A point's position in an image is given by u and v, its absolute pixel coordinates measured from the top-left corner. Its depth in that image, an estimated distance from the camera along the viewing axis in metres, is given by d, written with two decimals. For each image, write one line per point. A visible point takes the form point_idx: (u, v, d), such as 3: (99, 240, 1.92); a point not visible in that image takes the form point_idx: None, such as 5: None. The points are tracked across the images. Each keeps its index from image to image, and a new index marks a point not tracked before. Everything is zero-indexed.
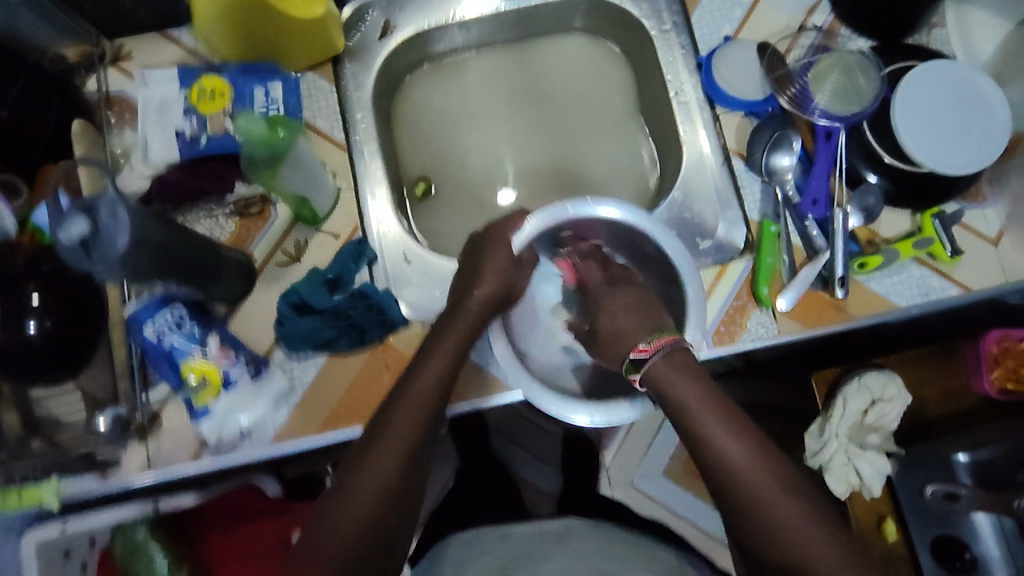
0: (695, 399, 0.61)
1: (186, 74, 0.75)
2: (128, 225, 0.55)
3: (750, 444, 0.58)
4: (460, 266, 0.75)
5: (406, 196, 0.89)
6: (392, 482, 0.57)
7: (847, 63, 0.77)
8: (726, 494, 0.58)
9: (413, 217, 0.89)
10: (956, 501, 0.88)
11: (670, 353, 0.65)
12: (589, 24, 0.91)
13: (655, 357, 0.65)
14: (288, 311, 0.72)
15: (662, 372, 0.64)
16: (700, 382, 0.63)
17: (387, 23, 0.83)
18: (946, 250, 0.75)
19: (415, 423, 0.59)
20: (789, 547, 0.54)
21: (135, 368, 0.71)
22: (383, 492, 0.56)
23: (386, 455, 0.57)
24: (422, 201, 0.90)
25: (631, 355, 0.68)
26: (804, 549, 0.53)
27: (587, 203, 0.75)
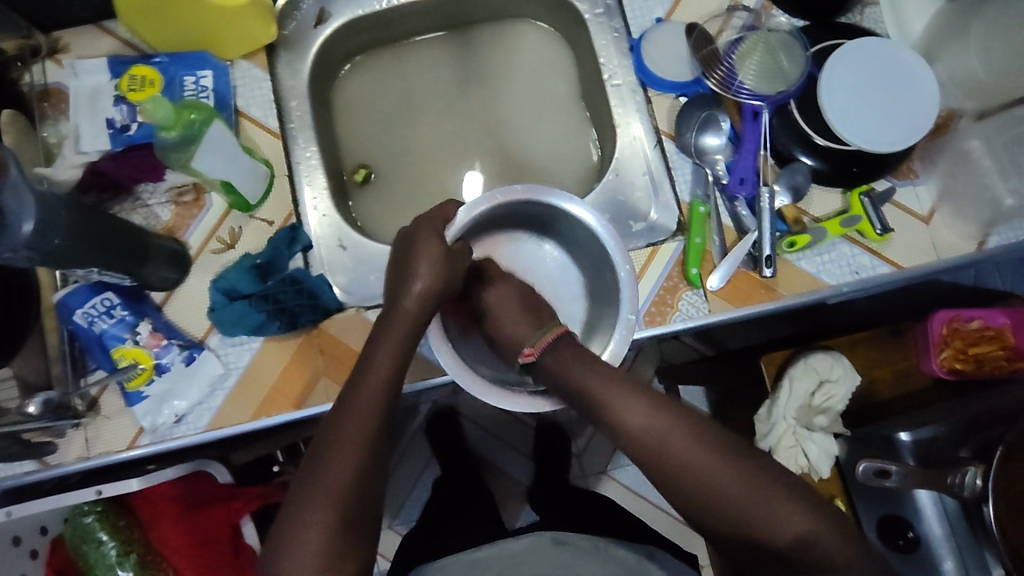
0: (606, 388, 0.62)
1: (117, 64, 0.77)
2: (33, 209, 0.55)
3: (650, 407, 0.61)
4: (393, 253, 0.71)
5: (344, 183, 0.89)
6: (348, 475, 0.58)
7: (771, 43, 0.79)
8: (665, 477, 0.59)
9: (354, 204, 0.90)
10: (887, 479, 0.81)
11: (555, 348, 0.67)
12: (528, 9, 0.91)
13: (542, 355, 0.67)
14: (219, 298, 0.74)
15: (551, 363, 0.66)
16: (588, 361, 0.65)
17: (322, 11, 0.84)
18: (874, 227, 0.75)
19: (362, 415, 0.61)
20: (738, 518, 0.57)
21: (68, 354, 0.73)
22: (339, 484, 0.58)
23: (348, 449, 0.59)
24: (363, 187, 0.91)
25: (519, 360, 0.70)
26: (749, 522, 0.56)
27: (520, 189, 0.71)
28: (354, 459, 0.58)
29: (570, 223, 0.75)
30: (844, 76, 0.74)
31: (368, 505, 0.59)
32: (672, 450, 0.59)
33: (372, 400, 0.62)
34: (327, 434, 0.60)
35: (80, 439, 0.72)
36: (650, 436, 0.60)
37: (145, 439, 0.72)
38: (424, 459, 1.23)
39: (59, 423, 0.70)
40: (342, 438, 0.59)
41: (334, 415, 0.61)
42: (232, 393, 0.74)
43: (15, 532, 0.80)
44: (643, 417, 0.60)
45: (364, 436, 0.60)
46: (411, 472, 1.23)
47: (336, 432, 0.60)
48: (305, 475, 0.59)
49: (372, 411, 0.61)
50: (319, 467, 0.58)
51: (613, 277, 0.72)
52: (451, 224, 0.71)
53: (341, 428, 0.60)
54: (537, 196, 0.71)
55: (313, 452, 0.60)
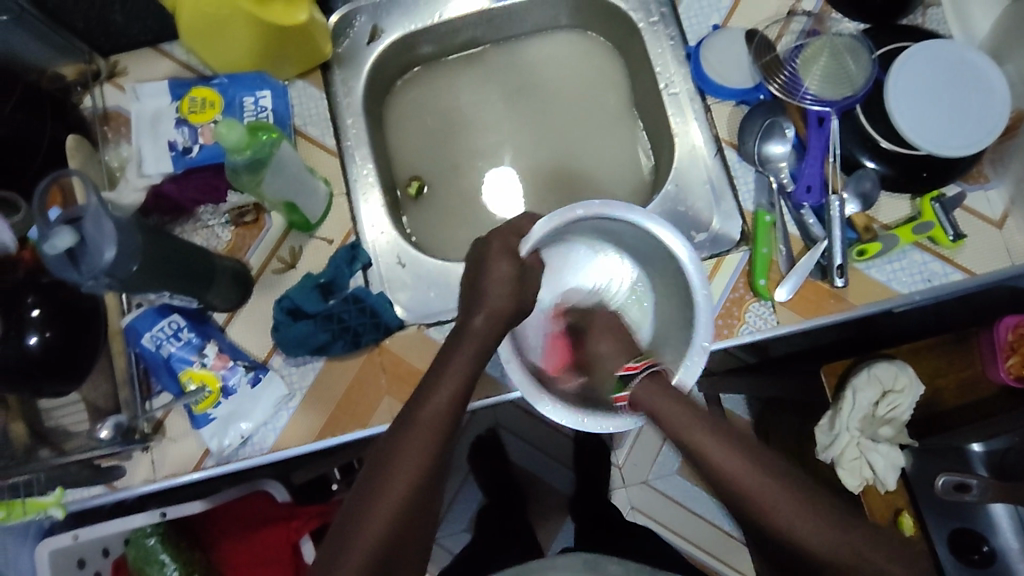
0: (676, 414, 0.64)
1: (177, 87, 0.77)
2: (113, 236, 0.56)
3: (733, 447, 0.61)
4: (468, 271, 0.71)
5: (399, 197, 0.90)
6: (416, 486, 0.56)
7: (836, 47, 0.77)
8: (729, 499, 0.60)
9: (409, 218, 0.90)
10: (967, 492, 0.82)
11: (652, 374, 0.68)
12: (577, 19, 0.90)
13: (637, 384, 0.68)
14: (282, 317, 0.73)
15: (646, 395, 0.66)
16: (682, 400, 0.65)
17: (375, 27, 0.84)
18: (947, 234, 0.73)
19: (437, 431, 0.59)
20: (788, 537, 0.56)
21: (134, 378, 0.73)
22: (407, 495, 0.56)
23: (402, 475, 0.56)
24: (417, 200, 0.91)
25: (620, 373, 0.73)
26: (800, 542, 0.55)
27: (602, 205, 0.69)
28: (403, 489, 0.56)
29: (641, 236, 0.74)
30: (912, 79, 0.73)
31: (422, 523, 0.57)
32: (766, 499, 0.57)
33: (434, 422, 0.59)
34: (383, 458, 0.58)
35: (146, 462, 0.72)
36: (741, 477, 0.59)
37: (210, 461, 0.72)
38: (463, 474, 1.22)
39: (129, 448, 0.70)
40: (397, 464, 0.57)
41: (395, 436, 0.59)
42: (295, 414, 0.73)
43: (80, 554, 0.81)
44: (734, 461, 0.60)
45: (419, 464, 0.57)
46: (451, 486, 1.21)
47: (391, 456, 0.58)
48: (356, 502, 0.57)
49: (431, 437, 0.59)
50: (376, 493, 0.56)
51: (689, 298, 0.70)
52: (525, 240, 0.69)
53: (397, 453, 0.58)
54: (615, 212, 0.69)
55: (368, 474, 0.58)
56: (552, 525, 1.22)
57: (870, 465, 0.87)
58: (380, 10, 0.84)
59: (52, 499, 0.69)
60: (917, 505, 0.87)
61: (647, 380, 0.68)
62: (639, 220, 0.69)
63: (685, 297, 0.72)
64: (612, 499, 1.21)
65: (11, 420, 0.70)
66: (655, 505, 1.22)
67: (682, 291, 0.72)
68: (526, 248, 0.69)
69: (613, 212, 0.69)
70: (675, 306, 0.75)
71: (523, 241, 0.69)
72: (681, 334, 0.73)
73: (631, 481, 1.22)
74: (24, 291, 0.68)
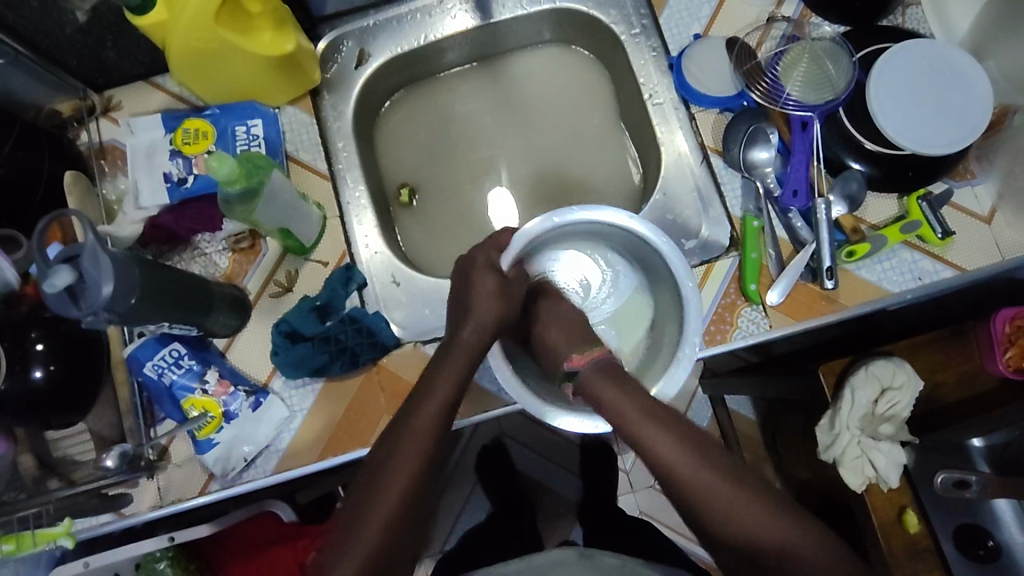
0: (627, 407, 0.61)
1: (170, 119, 0.79)
2: (110, 272, 0.57)
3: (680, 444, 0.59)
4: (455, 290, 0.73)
5: (391, 205, 0.91)
6: (395, 514, 0.56)
7: (815, 53, 0.78)
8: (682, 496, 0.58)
9: (401, 226, 0.92)
10: (967, 489, 0.83)
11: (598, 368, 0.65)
12: (560, 34, 0.91)
13: (585, 370, 0.66)
14: (280, 340, 0.74)
15: (593, 382, 0.64)
16: (627, 390, 0.63)
17: (362, 51, 0.85)
18: (936, 232, 0.73)
19: (416, 459, 0.59)
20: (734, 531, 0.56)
21: (139, 407, 0.74)
22: (386, 525, 0.56)
23: (383, 501, 0.57)
24: (409, 208, 0.92)
25: (565, 366, 0.69)
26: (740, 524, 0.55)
27: (577, 210, 0.70)
28: (404, 484, 0.57)
29: (629, 235, 0.75)
30: (894, 81, 0.73)
31: (407, 546, 0.57)
32: (706, 491, 0.57)
33: (431, 425, 0.61)
34: (370, 479, 0.58)
35: (153, 488, 0.73)
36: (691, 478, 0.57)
37: (215, 485, 0.73)
38: (470, 484, 1.22)
39: (135, 476, 0.71)
40: (382, 490, 0.57)
41: (399, 431, 0.61)
42: (298, 435, 0.75)
43: None
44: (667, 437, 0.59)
45: (415, 466, 0.58)
46: (458, 497, 1.22)
47: (386, 462, 0.59)
48: (354, 503, 0.58)
49: (424, 445, 0.59)
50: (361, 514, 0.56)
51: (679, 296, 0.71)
52: (506, 253, 0.73)
53: (398, 449, 0.59)
54: (589, 213, 0.71)
55: (368, 469, 0.59)
56: (560, 532, 1.22)
57: (873, 464, 0.86)
58: (365, 34, 0.85)
59: (62, 529, 0.69)
60: (921, 504, 0.86)
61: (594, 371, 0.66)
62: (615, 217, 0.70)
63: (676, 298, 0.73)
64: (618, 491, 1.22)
65: (19, 452, 0.71)
66: (661, 508, 1.21)
67: (672, 286, 0.73)
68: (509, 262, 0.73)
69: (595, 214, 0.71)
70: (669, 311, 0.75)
71: (505, 254, 0.73)
72: (675, 325, 0.73)
73: (639, 485, 1.22)
74: (28, 327, 0.69)
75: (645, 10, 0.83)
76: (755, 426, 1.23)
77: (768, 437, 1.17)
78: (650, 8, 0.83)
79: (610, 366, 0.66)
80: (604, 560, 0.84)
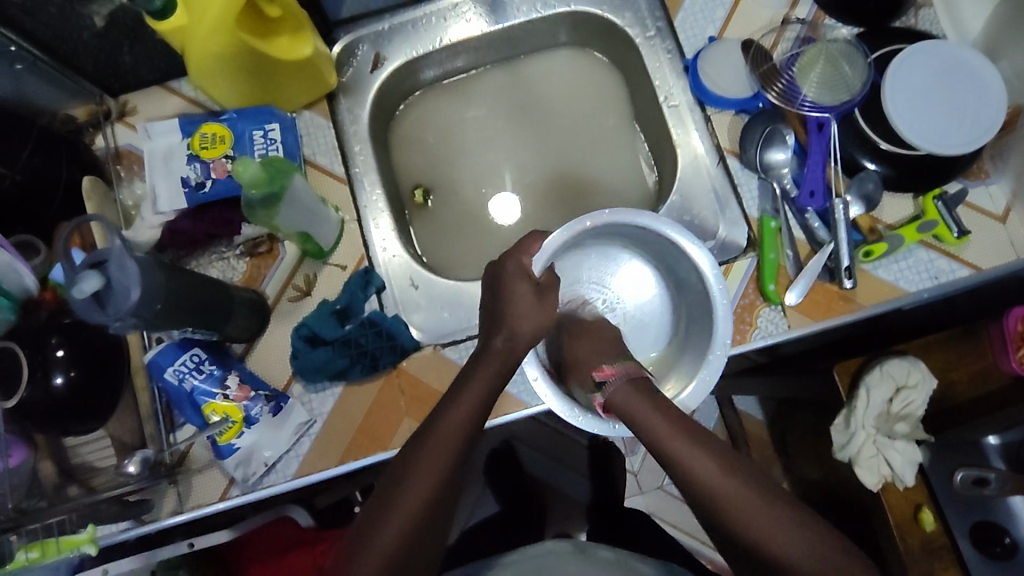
0: (658, 421, 0.61)
1: (188, 124, 0.78)
2: (138, 277, 0.57)
3: (712, 456, 0.59)
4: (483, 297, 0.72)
5: (405, 206, 0.92)
6: (417, 516, 0.56)
7: (831, 53, 0.79)
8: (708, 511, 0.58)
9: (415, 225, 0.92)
10: (986, 487, 0.86)
11: (631, 380, 0.65)
12: (574, 37, 0.92)
13: (612, 386, 0.65)
14: (300, 344, 0.74)
15: (622, 398, 0.64)
16: (657, 402, 0.63)
17: (377, 55, 0.85)
18: (951, 231, 0.74)
19: (440, 463, 0.58)
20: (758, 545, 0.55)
21: (159, 412, 0.75)
22: (406, 529, 0.56)
23: (403, 506, 0.56)
24: (423, 209, 0.92)
25: (596, 376, 0.68)
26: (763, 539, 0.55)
27: (608, 212, 0.71)
28: (428, 487, 0.57)
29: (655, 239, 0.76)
30: (909, 81, 0.74)
31: (424, 552, 0.57)
32: (731, 500, 0.57)
33: (459, 428, 0.60)
34: (393, 483, 0.58)
35: (173, 494, 0.73)
36: (717, 489, 0.57)
37: (235, 490, 0.73)
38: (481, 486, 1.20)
39: (156, 482, 0.72)
40: (404, 496, 0.57)
41: (426, 434, 0.60)
42: (317, 439, 0.74)
43: None
44: (708, 463, 0.58)
45: (442, 468, 0.58)
46: (470, 500, 1.19)
47: (409, 467, 0.59)
48: (373, 508, 0.58)
49: (451, 446, 0.59)
50: (382, 519, 0.56)
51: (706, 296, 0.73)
52: (537, 258, 0.71)
53: (424, 452, 0.59)
54: (622, 218, 0.72)
55: (393, 471, 0.59)
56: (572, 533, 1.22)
57: (888, 462, 0.86)
58: (381, 38, 0.85)
59: (86, 536, 0.68)
60: (937, 501, 0.87)
61: (626, 384, 0.65)
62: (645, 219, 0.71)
63: (703, 301, 0.74)
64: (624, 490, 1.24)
65: (40, 458, 0.70)
66: (669, 509, 1.25)
67: (700, 289, 0.74)
68: (541, 267, 0.71)
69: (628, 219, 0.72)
70: (694, 314, 0.77)
71: (535, 262, 0.70)
72: (702, 328, 0.74)
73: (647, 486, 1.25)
74: (48, 333, 0.69)
75: (659, 12, 0.84)
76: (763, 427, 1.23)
77: (777, 438, 1.18)
78: (665, 11, 0.84)
79: (641, 380, 0.65)
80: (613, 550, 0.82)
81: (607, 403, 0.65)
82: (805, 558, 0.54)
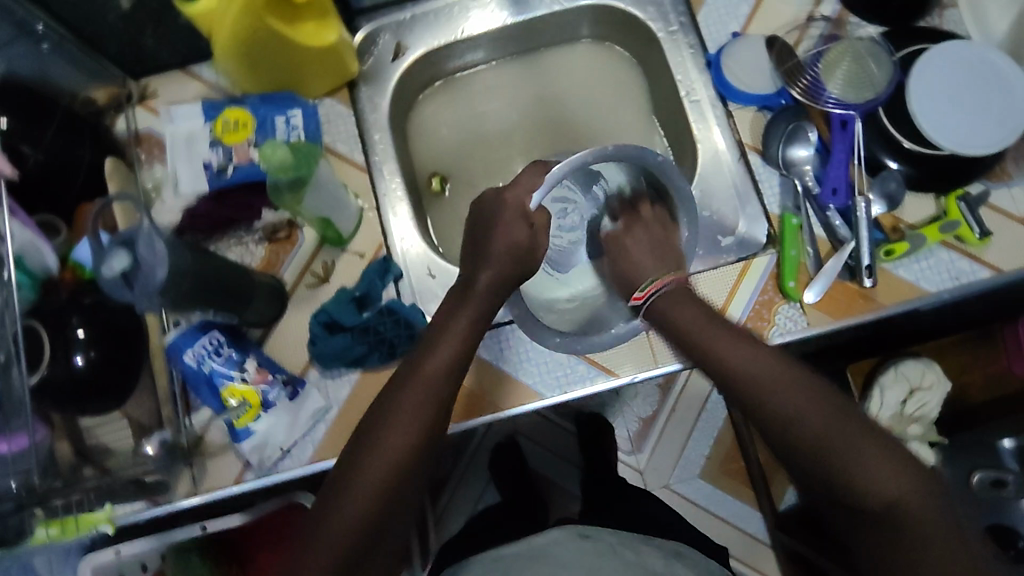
0: (688, 318, 0.68)
1: (210, 108, 0.78)
2: (165, 257, 0.57)
3: (749, 349, 0.64)
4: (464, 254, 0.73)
5: (421, 191, 0.91)
6: (401, 456, 0.59)
7: (857, 51, 0.78)
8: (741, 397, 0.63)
9: (429, 211, 0.91)
10: (1004, 487, 0.87)
11: (669, 290, 0.71)
12: (596, 31, 0.92)
13: (653, 299, 0.71)
14: (319, 330, 0.74)
15: (662, 304, 0.71)
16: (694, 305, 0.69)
17: (399, 45, 0.85)
18: (974, 232, 0.74)
19: (422, 412, 0.61)
20: (785, 424, 0.60)
21: (177, 395, 0.75)
22: (390, 466, 0.59)
23: (384, 447, 0.59)
24: (439, 195, 0.93)
25: (630, 301, 0.74)
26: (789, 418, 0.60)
27: (611, 148, 0.72)
28: (405, 433, 0.60)
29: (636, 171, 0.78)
30: (934, 81, 0.74)
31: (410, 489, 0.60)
32: (762, 382, 0.62)
33: (424, 396, 0.61)
34: (374, 426, 0.61)
35: (189, 476, 0.74)
36: (745, 370, 0.63)
37: (250, 474, 0.74)
38: (484, 480, 1.21)
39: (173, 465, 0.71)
40: (385, 435, 0.60)
41: (385, 399, 0.62)
42: (333, 427, 0.75)
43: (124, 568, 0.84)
44: (757, 365, 0.63)
45: (420, 415, 0.61)
46: (472, 492, 1.20)
47: (388, 411, 0.61)
48: (356, 447, 0.61)
49: (429, 400, 0.61)
50: (365, 453, 0.59)
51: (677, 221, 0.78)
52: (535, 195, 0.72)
53: (387, 422, 0.60)
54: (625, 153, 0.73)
55: (371, 415, 0.62)
56: None
57: None
58: (402, 28, 0.85)
59: (103, 514, 0.70)
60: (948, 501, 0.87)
61: (666, 295, 0.71)
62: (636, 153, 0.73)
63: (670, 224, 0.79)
64: (621, 474, 1.17)
65: (58, 438, 0.69)
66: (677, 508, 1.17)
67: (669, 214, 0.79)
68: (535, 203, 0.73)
69: (640, 156, 0.74)
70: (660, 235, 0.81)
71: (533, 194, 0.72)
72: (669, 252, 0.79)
73: (652, 482, 1.17)
74: (69, 312, 0.69)
75: (682, 7, 0.84)
76: None
77: None
78: (688, 6, 0.83)
79: (679, 289, 0.71)
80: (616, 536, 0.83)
81: (646, 313, 0.72)
82: (823, 433, 0.58)
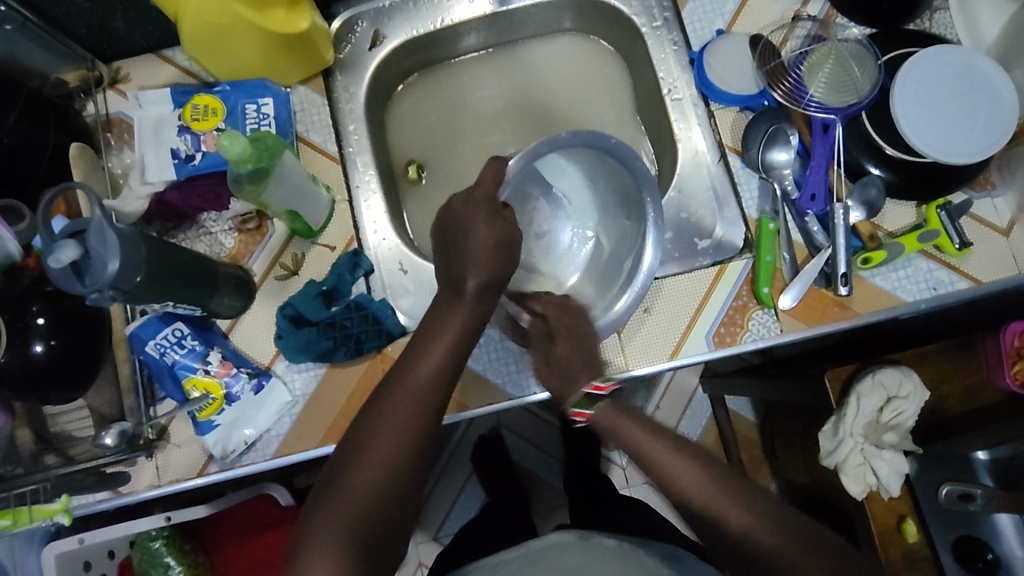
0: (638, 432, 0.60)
1: (179, 94, 0.77)
2: (117, 249, 0.56)
3: (703, 468, 0.58)
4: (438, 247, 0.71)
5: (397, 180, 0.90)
6: (394, 457, 0.59)
7: (841, 53, 0.77)
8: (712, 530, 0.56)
9: (405, 201, 0.90)
10: (971, 503, 0.84)
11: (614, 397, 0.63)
12: (579, 23, 0.90)
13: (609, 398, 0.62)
14: (285, 324, 0.73)
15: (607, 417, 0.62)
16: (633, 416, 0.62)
17: (376, 33, 0.83)
18: (953, 242, 0.72)
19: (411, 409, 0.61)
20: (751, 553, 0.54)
21: (140, 385, 0.73)
22: (387, 469, 0.58)
23: (376, 450, 0.59)
24: (416, 183, 0.91)
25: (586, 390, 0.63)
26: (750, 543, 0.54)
27: (562, 135, 0.68)
28: (399, 433, 0.59)
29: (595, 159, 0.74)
30: (918, 86, 0.72)
31: (405, 496, 0.59)
32: (721, 509, 0.56)
33: (408, 413, 0.61)
34: (363, 431, 0.60)
35: (151, 467, 0.72)
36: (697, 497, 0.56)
37: (214, 467, 0.72)
38: (466, 474, 1.19)
39: (134, 456, 0.71)
40: (375, 437, 0.59)
41: (371, 408, 0.62)
42: (299, 421, 0.74)
43: (85, 557, 0.82)
44: (713, 490, 0.57)
45: (411, 413, 0.61)
46: (452, 487, 1.19)
47: (379, 413, 0.61)
48: (344, 454, 0.60)
49: (422, 398, 0.62)
50: (355, 460, 0.58)
51: (638, 207, 0.73)
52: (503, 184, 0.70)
53: (375, 434, 0.59)
54: (575, 138, 0.68)
55: (361, 420, 0.61)
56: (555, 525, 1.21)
57: (874, 473, 0.85)
58: (381, 15, 0.83)
59: (58, 506, 0.68)
60: (921, 513, 0.86)
61: (612, 402, 0.63)
62: (581, 136, 0.68)
63: (636, 215, 0.74)
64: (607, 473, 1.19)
65: (18, 425, 0.70)
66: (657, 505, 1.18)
67: (630, 202, 0.74)
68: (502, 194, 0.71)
69: (594, 142, 0.69)
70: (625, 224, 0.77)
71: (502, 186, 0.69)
72: (631, 247, 0.74)
73: (635, 480, 1.19)
74: (30, 300, 0.68)
75: (667, 2, 0.82)
76: (754, 429, 1.22)
77: (766, 439, 1.17)
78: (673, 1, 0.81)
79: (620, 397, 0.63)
80: (601, 539, 0.78)
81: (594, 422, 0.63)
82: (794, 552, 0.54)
